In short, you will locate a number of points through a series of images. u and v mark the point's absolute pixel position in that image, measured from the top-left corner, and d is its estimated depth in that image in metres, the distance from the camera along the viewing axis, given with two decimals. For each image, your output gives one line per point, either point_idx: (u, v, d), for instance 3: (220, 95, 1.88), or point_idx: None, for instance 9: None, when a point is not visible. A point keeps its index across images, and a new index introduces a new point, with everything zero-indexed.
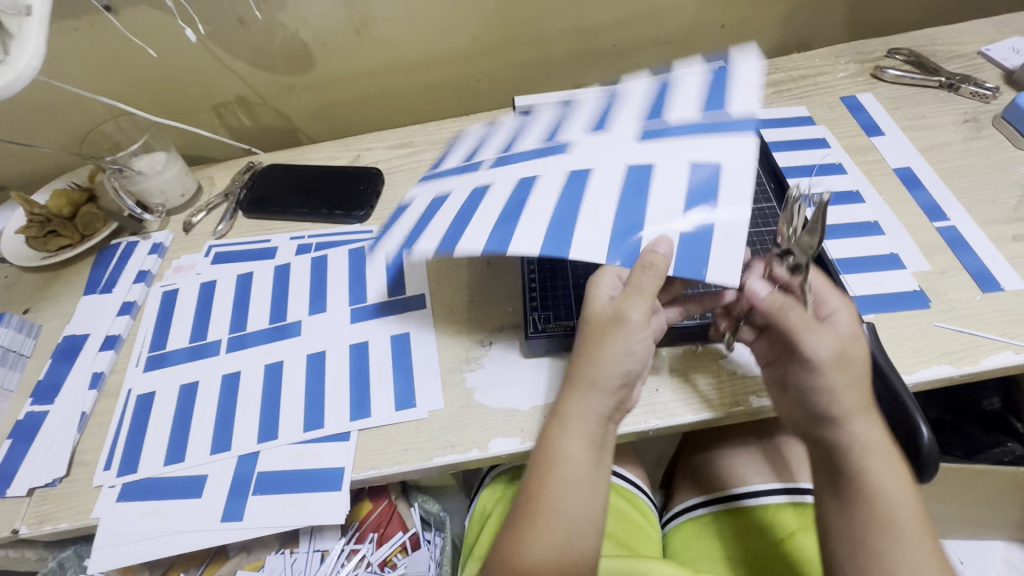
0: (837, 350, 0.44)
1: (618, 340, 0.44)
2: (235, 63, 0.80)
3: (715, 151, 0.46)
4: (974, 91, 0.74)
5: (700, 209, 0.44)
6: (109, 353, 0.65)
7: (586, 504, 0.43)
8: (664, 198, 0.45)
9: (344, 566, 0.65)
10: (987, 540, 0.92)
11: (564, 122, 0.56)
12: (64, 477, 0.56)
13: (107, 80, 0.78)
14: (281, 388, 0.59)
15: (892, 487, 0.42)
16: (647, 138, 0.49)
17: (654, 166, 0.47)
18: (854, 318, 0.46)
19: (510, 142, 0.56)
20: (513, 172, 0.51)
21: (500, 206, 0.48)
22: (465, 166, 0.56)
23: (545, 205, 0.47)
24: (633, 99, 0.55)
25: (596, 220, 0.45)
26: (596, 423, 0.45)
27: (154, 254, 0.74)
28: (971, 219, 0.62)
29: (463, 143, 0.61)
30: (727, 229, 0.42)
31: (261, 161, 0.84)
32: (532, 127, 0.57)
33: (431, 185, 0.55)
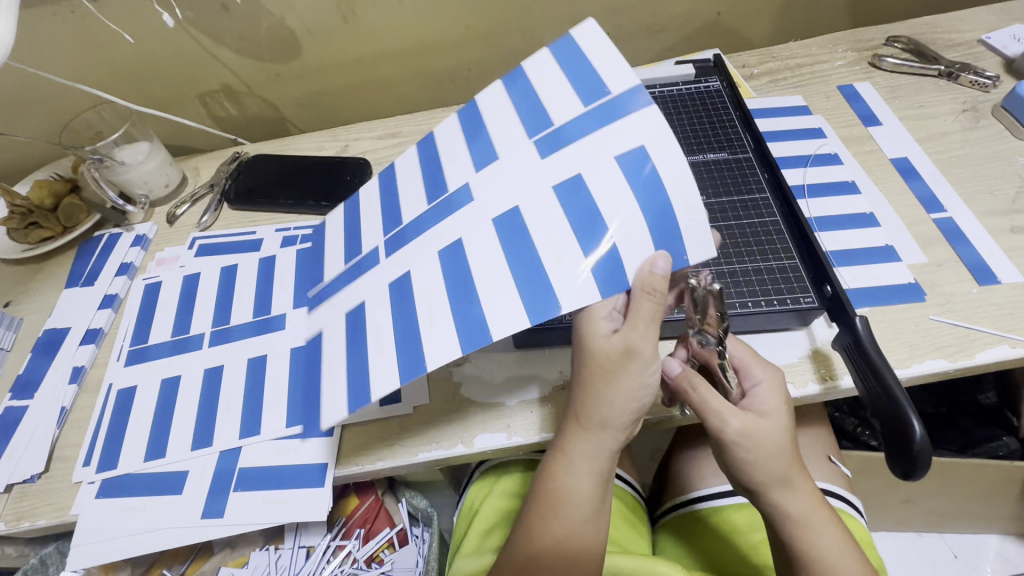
0: (749, 433, 0.44)
1: (628, 379, 0.43)
2: (220, 49, 0.78)
3: (632, 133, 0.44)
4: (973, 80, 0.72)
5: (651, 199, 0.43)
6: (90, 348, 0.64)
7: (595, 532, 0.45)
8: (617, 198, 0.43)
9: (329, 563, 0.65)
10: (979, 533, 0.91)
11: (436, 179, 0.54)
12: (43, 473, 0.55)
13: (87, 68, 0.76)
14: (264, 383, 0.58)
15: (824, 541, 0.44)
16: (549, 151, 0.47)
17: (582, 173, 0.45)
18: (774, 391, 0.47)
19: (393, 220, 0.55)
20: (432, 247, 0.49)
21: (449, 296, 0.45)
22: (355, 271, 0.55)
23: (498, 267, 0.44)
24: (493, 120, 0.52)
25: (564, 261, 0.43)
26: (602, 461, 0.44)
27: (137, 246, 0.72)
28: (969, 210, 0.61)
29: (342, 233, 0.61)
30: (684, 203, 0.42)
31: (247, 152, 0.82)
32: (411, 194, 0.55)
33: (342, 301, 0.54)
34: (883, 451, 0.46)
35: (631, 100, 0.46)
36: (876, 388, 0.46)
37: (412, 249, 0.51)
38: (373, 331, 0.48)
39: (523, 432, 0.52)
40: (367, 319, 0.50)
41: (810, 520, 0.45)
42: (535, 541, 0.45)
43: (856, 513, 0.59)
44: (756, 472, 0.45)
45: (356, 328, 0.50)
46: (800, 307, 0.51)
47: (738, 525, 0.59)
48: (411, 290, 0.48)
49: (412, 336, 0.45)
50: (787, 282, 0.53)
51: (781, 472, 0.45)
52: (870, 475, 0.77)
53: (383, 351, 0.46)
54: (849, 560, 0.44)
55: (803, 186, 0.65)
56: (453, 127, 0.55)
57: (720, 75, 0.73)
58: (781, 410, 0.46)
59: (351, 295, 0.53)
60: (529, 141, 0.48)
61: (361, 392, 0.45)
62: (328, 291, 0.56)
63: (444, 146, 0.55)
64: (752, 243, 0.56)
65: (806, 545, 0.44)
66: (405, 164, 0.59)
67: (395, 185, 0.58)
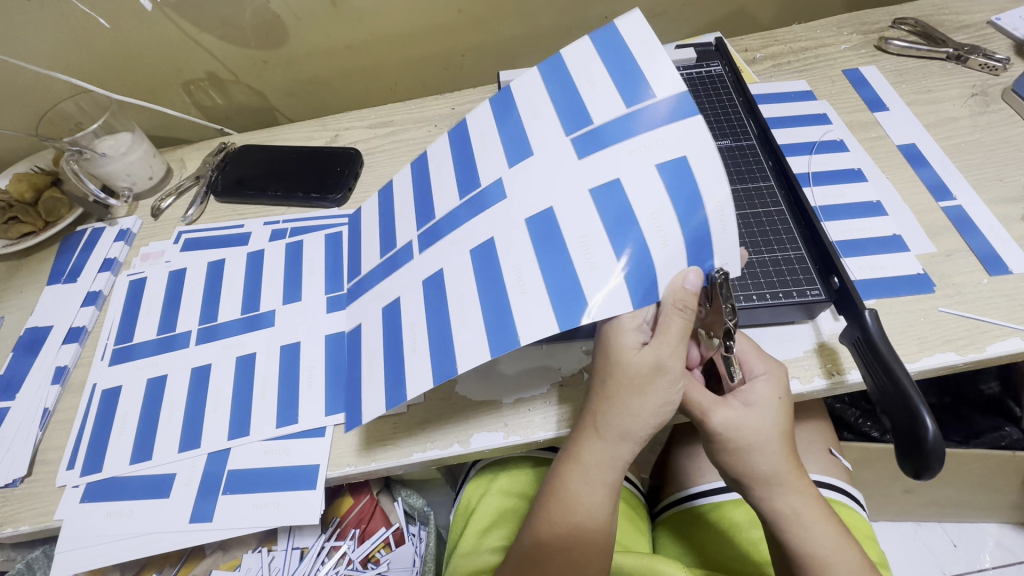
0: (729, 424, 0.44)
1: (653, 393, 0.41)
2: (203, 36, 0.75)
3: (673, 139, 0.41)
4: (983, 63, 0.70)
5: (688, 212, 0.41)
6: (73, 347, 0.62)
7: (604, 539, 0.43)
8: (654, 208, 0.41)
9: (323, 564, 0.64)
10: (980, 523, 0.91)
11: (470, 171, 0.51)
12: (26, 477, 0.53)
13: (62, 56, 0.72)
14: (253, 381, 0.56)
15: (820, 542, 0.43)
16: (586, 152, 0.44)
17: (619, 178, 0.42)
18: (771, 384, 0.45)
19: (427, 214, 0.53)
20: (465, 248, 0.47)
21: (480, 296, 0.44)
22: (390, 266, 0.54)
23: (529, 270, 0.42)
24: (529, 112, 0.49)
25: (598, 267, 0.41)
26: (618, 470, 0.43)
27: (121, 241, 0.70)
28: (978, 198, 0.59)
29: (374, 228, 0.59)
30: (720, 219, 0.41)
31: (234, 142, 0.80)
32: (443, 187, 0.53)
33: (377, 300, 0.53)
34: (893, 448, 0.44)
35: (678, 108, 0.42)
36: (887, 383, 0.45)
37: (443, 246, 0.49)
38: (407, 332, 0.47)
39: (520, 431, 0.50)
40: (402, 319, 0.49)
41: (801, 516, 0.43)
42: (538, 541, 0.44)
43: (857, 506, 0.58)
44: (741, 462, 0.44)
45: (391, 325, 0.50)
46: (806, 299, 0.50)
47: (737, 521, 0.58)
48: (443, 290, 0.46)
49: (445, 344, 0.44)
50: (793, 274, 0.51)
51: (771, 467, 0.44)
52: (873, 468, 0.76)
53: (416, 350, 0.46)
54: (845, 559, 0.43)
55: (807, 174, 0.63)
56: (488, 120, 0.52)
57: (722, 60, 0.71)
58: (774, 404, 0.45)
59: (389, 290, 0.52)
60: (565, 139, 0.45)
61: (399, 390, 0.45)
62: (363, 287, 0.56)
63: (478, 136, 0.52)
64: (757, 233, 0.54)
65: (797, 540, 0.43)
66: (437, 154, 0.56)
67: (427, 175, 0.56)
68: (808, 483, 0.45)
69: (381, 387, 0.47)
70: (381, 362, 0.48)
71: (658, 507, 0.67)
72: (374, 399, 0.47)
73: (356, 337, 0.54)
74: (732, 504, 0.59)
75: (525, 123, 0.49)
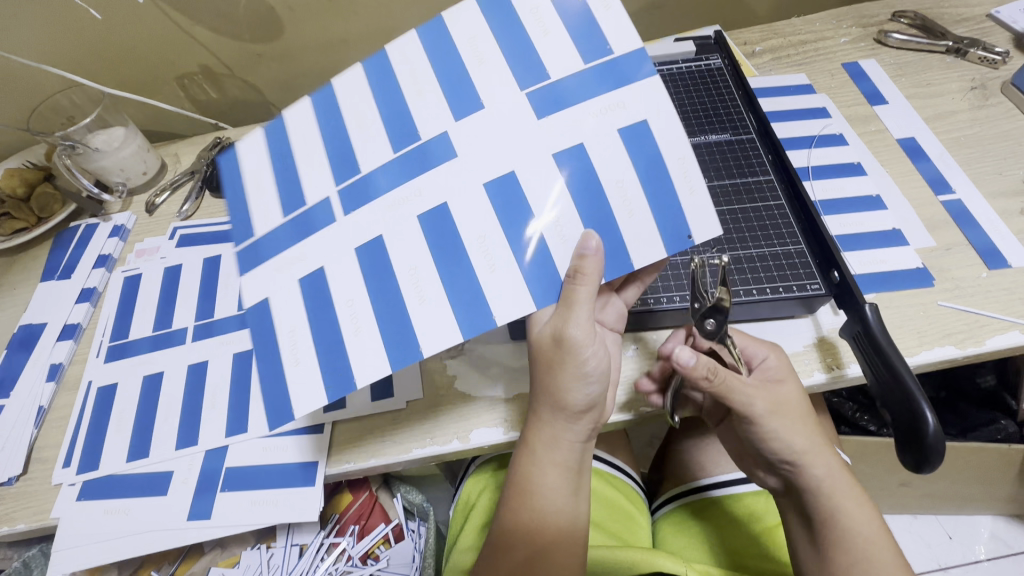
0: (775, 404, 0.44)
1: (569, 366, 0.41)
2: (196, 29, 0.74)
3: (632, 104, 0.41)
4: (982, 56, 0.70)
5: (654, 180, 0.41)
6: (68, 344, 0.61)
7: (568, 525, 0.43)
8: (617, 177, 0.41)
9: (323, 561, 0.64)
10: (975, 515, 0.92)
11: (405, 125, 0.43)
12: (22, 475, 0.53)
13: (53, 49, 0.71)
14: (251, 378, 0.56)
15: (862, 519, 0.43)
16: (546, 111, 0.41)
17: (583, 143, 0.41)
18: (784, 361, 0.47)
19: (346, 163, 0.44)
20: (407, 212, 0.41)
21: (441, 273, 0.40)
22: (299, 228, 0.43)
23: (495, 242, 0.40)
24: (472, 57, 0.43)
25: (569, 242, 0.40)
26: (560, 450, 0.43)
27: (115, 237, 0.69)
28: (977, 191, 0.59)
29: (267, 174, 0.45)
30: (686, 182, 0.41)
31: (229, 137, 0.79)
32: (367, 134, 0.44)
33: (290, 269, 0.43)
34: (893, 440, 0.44)
35: (634, 65, 0.41)
36: (886, 377, 0.45)
37: (375, 208, 0.42)
38: (343, 310, 0.41)
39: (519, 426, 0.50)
40: (331, 291, 0.41)
41: (844, 491, 0.44)
42: (505, 534, 0.43)
43: None
44: (792, 441, 0.44)
45: (319, 300, 0.42)
46: (806, 293, 0.50)
47: (735, 516, 0.58)
48: (387, 260, 0.41)
49: (404, 330, 0.40)
50: (793, 268, 0.51)
51: (813, 442, 0.44)
52: (870, 461, 0.76)
53: (361, 330, 0.40)
54: (886, 533, 0.43)
55: (807, 168, 0.63)
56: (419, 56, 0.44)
57: (722, 53, 0.70)
58: (793, 378, 0.47)
59: (308, 256, 0.42)
60: (520, 94, 0.42)
61: (342, 379, 0.39)
62: (261, 251, 0.44)
63: (409, 75, 0.44)
64: (756, 228, 0.54)
65: (851, 522, 0.43)
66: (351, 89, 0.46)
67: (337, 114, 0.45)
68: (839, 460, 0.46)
69: (317, 374, 0.40)
70: (311, 349, 0.41)
71: (656, 502, 0.68)
72: (308, 392, 0.40)
73: (263, 312, 0.42)
74: (734, 499, 0.59)
75: (471, 70, 0.43)
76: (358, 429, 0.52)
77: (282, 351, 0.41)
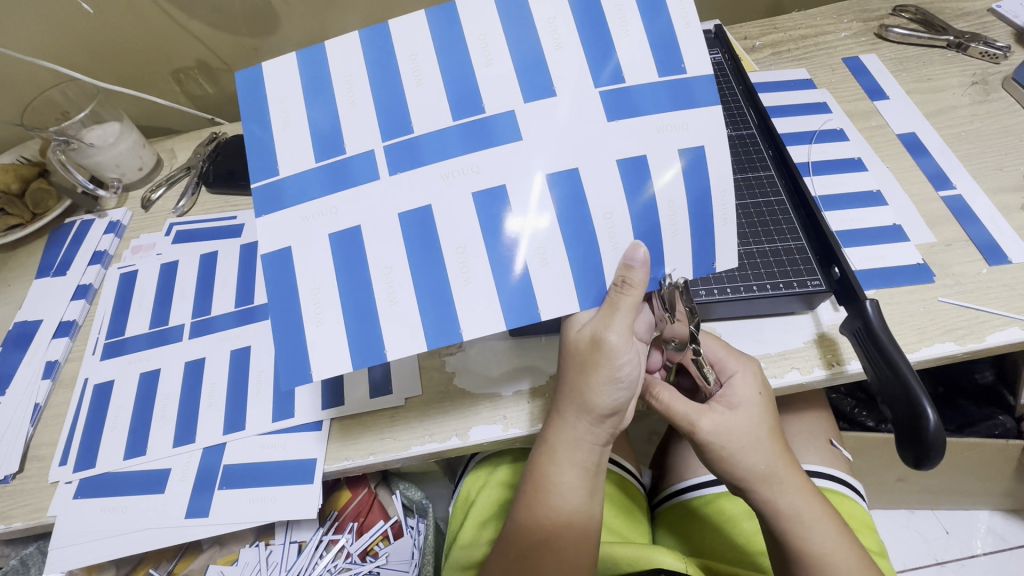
0: (719, 431, 0.44)
1: (602, 369, 0.41)
2: (192, 23, 0.73)
3: (699, 128, 0.41)
4: (983, 51, 0.70)
5: (700, 204, 0.42)
6: (63, 341, 0.60)
7: (580, 526, 0.43)
8: (670, 196, 0.41)
9: (322, 558, 0.64)
10: (973, 510, 0.92)
11: (401, 115, 0.41)
12: (18, 473, 0.53)
13: (45, 43, 0.70)
14: (250, 374, 0.55)
15: (818, 538, 0.43)
16: (617, 115, 0.41)
17: (646, 156, 0.41)
18: (749, 382, 0.46)
19: (332, 144, 0.42)
20: (462, 186, 0.40)
21: (490, 254, 0.40)
22: (332, 181, 0.41)
23: (552, 242, 0.40)
24: (481, 57, 0.42)
25: (619, 251, 0.41)
26: (585, 451, 0.43)
27: (111, 233, 0.69)
28: (978, 187, 0.59)
29: (299, 108, 0.42)
30: (722, 212, 0.42)
31: (225, 132, 0.78)
32: (357, 114, 0.42)
33: (319, 221, 0.41)
34: (895, 438, 0.44)
35: (703, 90, 0.41)
36: (887, 373, 0.44)
37: (425, 175, 0.41)
38: (379, 276, 0.40)
39: (519, 423, 0.50)
40: (368, 252, 0.40)
41: (803, 514, 0.44)
42: (519, 533, 0.43)
43: (857, 497, 0.59)
44: (749, 463, 0.44)
45: (353, 260, 0.40)
46: (806, 289, 0.50)
47: (734, 512, 0.58)
48: (433, 232, 0.40)
49: (425, 303, 0.40)
50: (794, 265, 0.51)
51: (764, 467, 0.44)
52: (868, 457, 0.76)
53: (398, 300, 0.40)
54: (841, 548, 0.43)
55: (807, 163, 0.63)
56: (425, 42, 0.42)
57: (722, 48, 0.70)
58: (756, 401, 0.45)
59: (341, 212, 0.41)
60: (595, 92, 0.41)
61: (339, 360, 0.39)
62: (283, 193, 0.41)
63: (408, 61, 0.42)
64: (757, 224, 0.54)
65: (799, 540, 0.44)
66: (340, 65, 0.43)
67: (333, 88, 0.42)
68: (802, 476, 0.46)
69: (341, 334, 0.40)
70: (337, 308, 0.40)
71: (657, 497, 0.68)
72: (330, 358, 0.39)
73: (284, 259, 0.40)
74: (704, 502, 0.60)
75: (474, 68, 0.41)
76: (371, 421, 0.52)
77: (304, 309, 0.40)
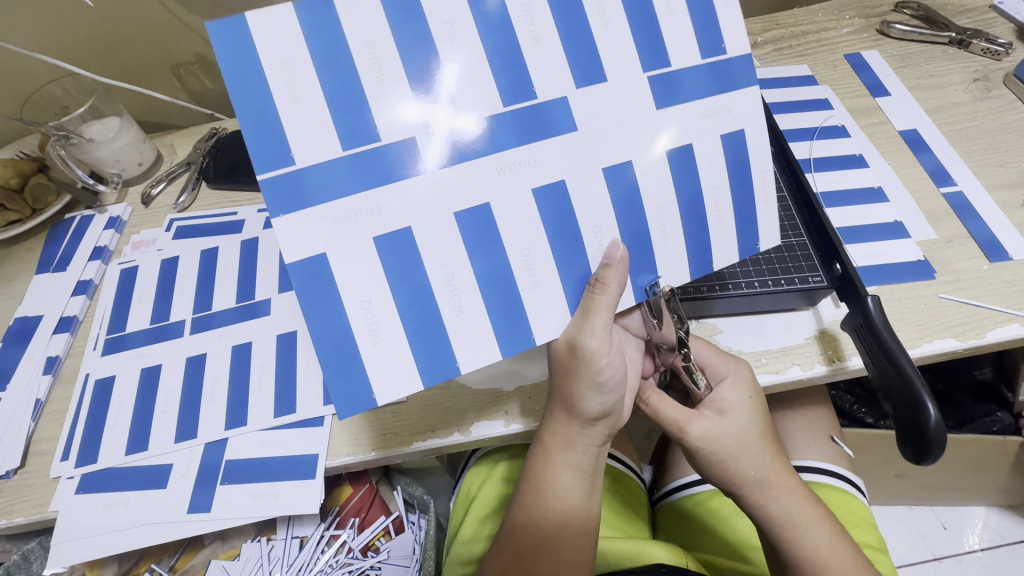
0: (709, 437, 0.44)
1: (585, 374, 0.41)
2: (193, 17, 0.73)
3: (737, 111, 0.42)
4: (985, 47, 0.70)
5: (742, 185, 0.43)
6: (64, 336, 0.60)
7: (577, 525, 0.44)
8: (714, 183, 0.42)
9: (324, 553, 0.64)
10: (969, 506, 0.92)
11: (438, 103, 0.37)
12: (19, 468, 0.52)
13: (43, 35, 0.69)
14: (251, 369, 0.56)
15: (810, 541, 0.44)
16: (663, 103, 0.41)
17: (692, 144, 0.41)
18: (738, 387, 0.45)
19: (361, 133, 0.36)
20: (520, 181, 0.38)
21: (556, 255, 0.40)
22: (362, 173, 0.36)
23: (609, 227, 0.40)
24: (527, 32, 0.38)
25: (670, 240, 0.42)
26: (579, 453, 0.44)
27: (111, 229, 0.68)
28: (979, 183, 0.59)
29: (310, 81, 0.35)
30: (763, 194, 0.44)
31: (225, 127, 0.78)
32: (387, 93, 0.36)
33: (358, 221, 0.36)
34: (896, 434, 0.45)
35: (739, 72, 0.42)
36: (887, 367, 0.45)
37: (479, 168, 0.38)
38: (442, 283, 0.38)
39: (521, 418, 0.50)
40: (425, 259, 0.37)
41: (795, 518, 0.44)
42: (513, 536, 0.44)
43: (857, 493, 0.59)
44: (742, 470, 0.44)
45: (408, 264, 0.37)
46: (808, 286, 0.50)
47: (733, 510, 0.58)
48: (496, 232, 0.38)
49: None
50: (795, 261, 0.51)
51: (756, 473, 0.45)
52: (868, 454, 0.76)
53: (466, 311, 0.38)
54: (837, 553, 0.44)
55: (809, 160, 0.63)
56: (461, 5, 0.37)
57: None
58: (745, 405, 0.45)
59: (383, 211, 0.36)
60: (643, 76, 0.40)
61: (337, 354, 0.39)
62: (305, 186, 0.35)
63: (444, 32, 0.37)
64: None
65: (793, 542, 0.44)
66: (358, 28, 0.35)
67: (348, 56, 0.35)
68: (796, 479, 0.46)
69: (409, 356, 0.37)
70: (396, 326, 0.37)
71: (657, 493, 0.68)
72: (392, 383, 0.37)
73: (320, 268, 0.35)
74: (702, 499, 0.60)
75: None
76: (394, 436, 0.50)
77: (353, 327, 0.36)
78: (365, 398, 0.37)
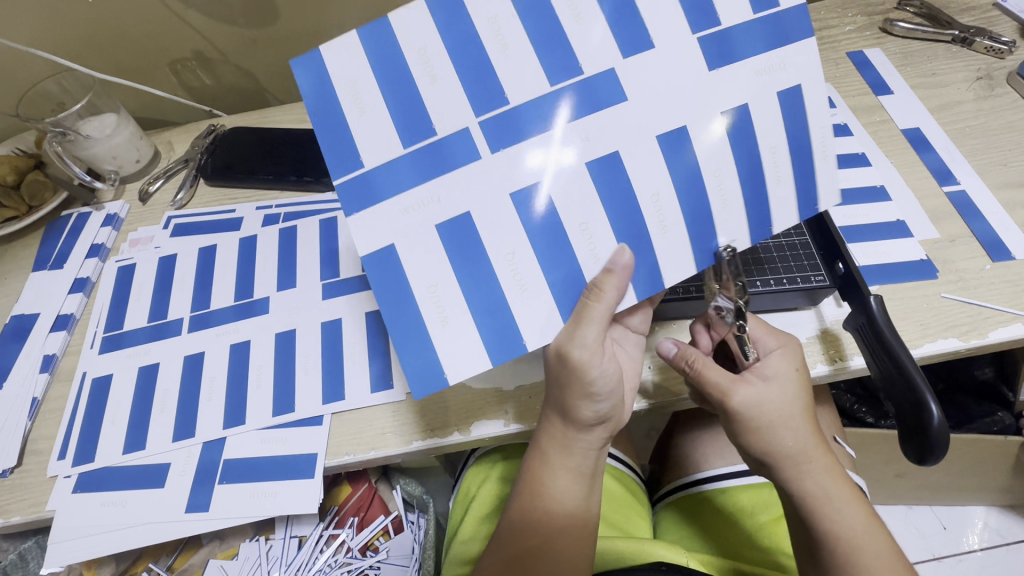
0: (756, 402, 0.44)
1: (577, 383, 0.40)
2: (190, 13, 0.72)
3: (792, 66, 0.40)
4: (988, 46, 0.69)
5: (802, 143, 0.41)
6: (61, 335, 0.60)
7: (575, 529, 0.43)
8: (772, 143, 0.40)
9: (323, 552, 0.64)
10: (968, 505, 0.92)
11: (491, 85, 0.39)
12: (15, 467, 0.52)
13: (41, 30, 0.69)
14: (249, 369, 0.55)
15: (847, 519, 0.43)
16: (717, 63, 0.40)
17: (747, 104, 0.40)
18: (788, 358, 0.46)
19: (416, 124, 0.39)
20: (574, 155, 0.39)
21: (614, 225, 0.39)
22: (422, 167, 0.39)
23: (669, 205, 0.40)
24: (569, 13, 0.40)
25: (730, 206, 0.40)
26: (574, 458, 0.43)
27: (109, 226, 0.68)
28: (983, 183, 0.59)
29: (371, 89, 0.39)
30: (822, 152, 0.41)
31: (223, 124, 0.77)
32: (440, 91, 0.39)
33: (422, 211, 0.39)
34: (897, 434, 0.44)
35: (796, 26, 0.40)
36: (889, 368, 0.44)
37: (526, 147, 0.39)
38: (503, 264, 0.39)
39: (523, 419, 0.50)
40: (485, 241, 0.39)
41: (831, 494, 0.44)
42: (507, 543, 0.44)
43: None
44: (783, 440, 0.44)
45: (466, 250, 0.39)
46: (810, 285, 0.50)
47: (732, 509, 0.59)
48: (552, 210, 0.39)
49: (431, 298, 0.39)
50: (797, 261, 0.51)
51: (796, 445, 0.44)
52: (868, 453, 0.76)
53: (527, 288, 0.39)
54: (872, 533, 0.43)
55: None
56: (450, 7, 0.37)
57: None
58: (791, 375, 0.45)
59: (443, 200, 0.39)
60: (693, 39, 0.40)
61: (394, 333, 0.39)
62: (374, 185, 0.39)
63: (486, 25, 0.39)
64: None
65: (828, 522, 0.43)
66: (412, 36, 0.39)
67: (401, 57, 0.39)
68: (834, 458, 0.45)
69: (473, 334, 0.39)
70: (461, 306, 0.39)
71: (658, 493, 0.68)
72: (450, 356, 0.38)
73: (389, 260, 0.38)
74: (707, 497, 0.60)
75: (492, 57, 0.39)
76: (395, 436, 0.50)
77: (423, 308, 0.38)
78: (437, 377, 0.38)
